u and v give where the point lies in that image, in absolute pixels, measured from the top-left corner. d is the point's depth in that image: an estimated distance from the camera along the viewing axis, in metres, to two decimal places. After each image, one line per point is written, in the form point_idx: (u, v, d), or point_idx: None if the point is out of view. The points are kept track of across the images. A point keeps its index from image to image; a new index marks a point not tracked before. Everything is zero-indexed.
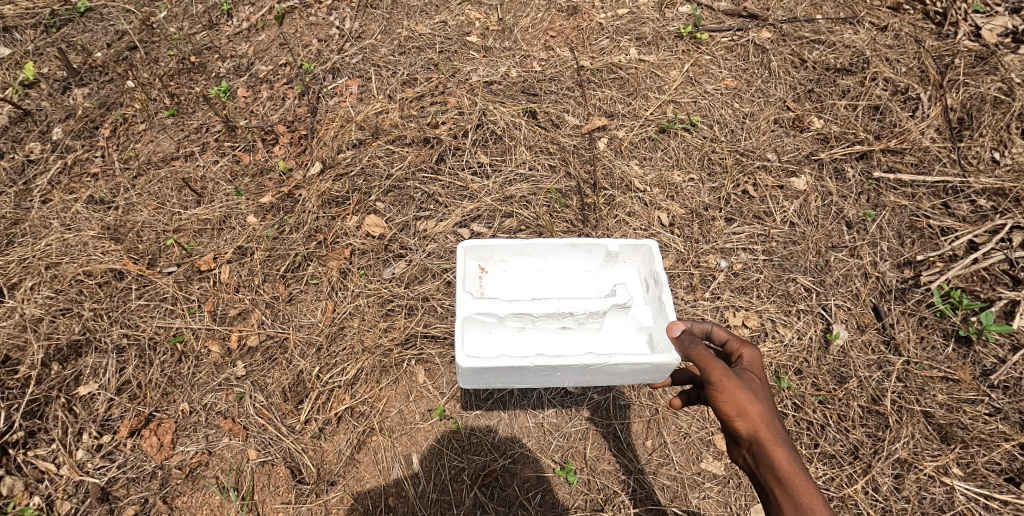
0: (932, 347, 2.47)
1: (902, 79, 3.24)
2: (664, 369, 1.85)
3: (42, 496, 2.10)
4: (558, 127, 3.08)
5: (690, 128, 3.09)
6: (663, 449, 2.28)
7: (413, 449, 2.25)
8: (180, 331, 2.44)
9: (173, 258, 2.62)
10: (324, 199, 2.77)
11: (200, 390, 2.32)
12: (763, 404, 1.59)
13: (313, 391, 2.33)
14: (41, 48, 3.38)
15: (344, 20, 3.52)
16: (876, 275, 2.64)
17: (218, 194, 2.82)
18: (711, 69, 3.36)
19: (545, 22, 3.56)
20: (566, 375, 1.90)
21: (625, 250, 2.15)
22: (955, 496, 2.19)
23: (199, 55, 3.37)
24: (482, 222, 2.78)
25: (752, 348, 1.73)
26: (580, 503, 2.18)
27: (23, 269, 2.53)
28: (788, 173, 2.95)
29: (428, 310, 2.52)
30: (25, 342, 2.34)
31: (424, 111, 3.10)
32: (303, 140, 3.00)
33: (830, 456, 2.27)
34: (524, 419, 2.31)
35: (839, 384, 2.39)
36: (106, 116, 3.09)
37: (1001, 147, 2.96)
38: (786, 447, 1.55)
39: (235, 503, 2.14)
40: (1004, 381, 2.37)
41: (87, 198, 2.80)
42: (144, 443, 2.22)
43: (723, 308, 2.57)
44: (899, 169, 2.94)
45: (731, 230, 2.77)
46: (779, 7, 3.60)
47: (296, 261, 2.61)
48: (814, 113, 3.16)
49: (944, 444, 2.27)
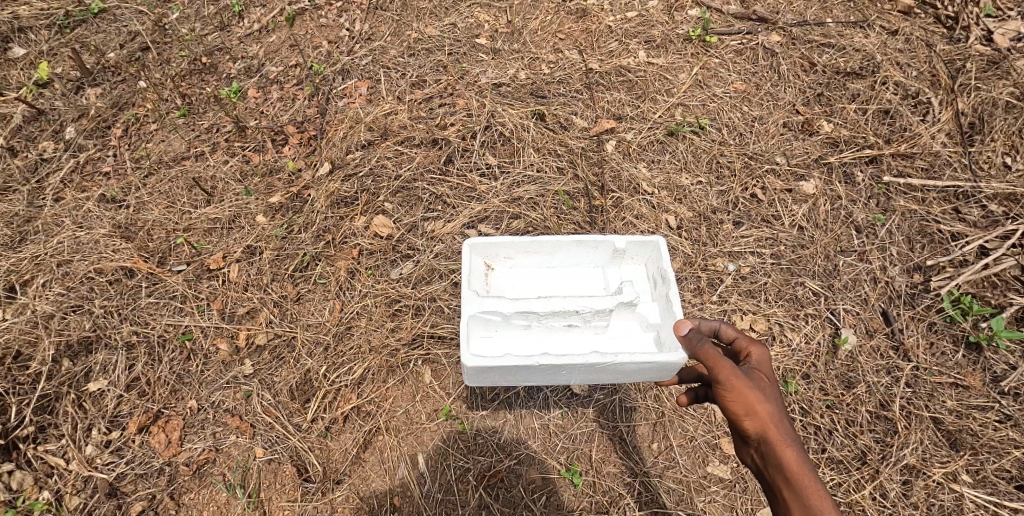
0: (941, 353, 2.46)
1: (913, 83, 3.22)
2: (672, 367, 1.83)
3: (51, 491, 2.12)
4: (567, 130, 3.09)
5: (699, 130, 3.09)
6: (669, 453, 2.28)
7: (418, 449, 2.25)
8: (189, 330, 2.46)
9: (184, 256, 2.65)
10: (334, 199, 2.79)
11: (208, 388, 2.34)
12: (773, 404, 1.57)
13: (320, 390, 2.34)
14: (55, 49, 3.42)
15: (354, 22, 3.54)
16: (884, 280, 2.62)
17: (229, 193, 2.84)
18: (720, 73, 3.35)
19: (555, 24, 3.57)
20: (572, 373, 1.89)
21: (632, 246, 2.13)
22: (965, 503, 2.17)
23: (210, 56, 3.40)
24: (490, 223, 2.78)
25: (761, 347, 1.72)
26: (585, 505, 2.17)
27: (36, 265, 2.57)
28: (797, 177, 2.94)
29: (435, 310, 2.53)
30: (37, 338, 2.38)
31: (433, 112, 3.12)
32: (313, 141, 3.02)
33: (838, 461, 2.26)
34: (530, 420, 2.31)
35: (847, 388, 2.38)
36: (118, 116, 3.12)
37: (1013, 152, 2.92)
38: (796, 448, 1.53)
39: (241, 500, 2.15)
40: (1015, 388, 2.35)
41: (98, 196, 2.83)
42: (153, 439, 2.23)
43: (730, 311, 2.56)
44: (910, 173, 2.93)
45: (739, 234, 2.76)
46: (790, 11, 3.60)
47: (305, 261, 2.63)
48: (824, 117, 3.15)
49: (954, 450, 2.26)
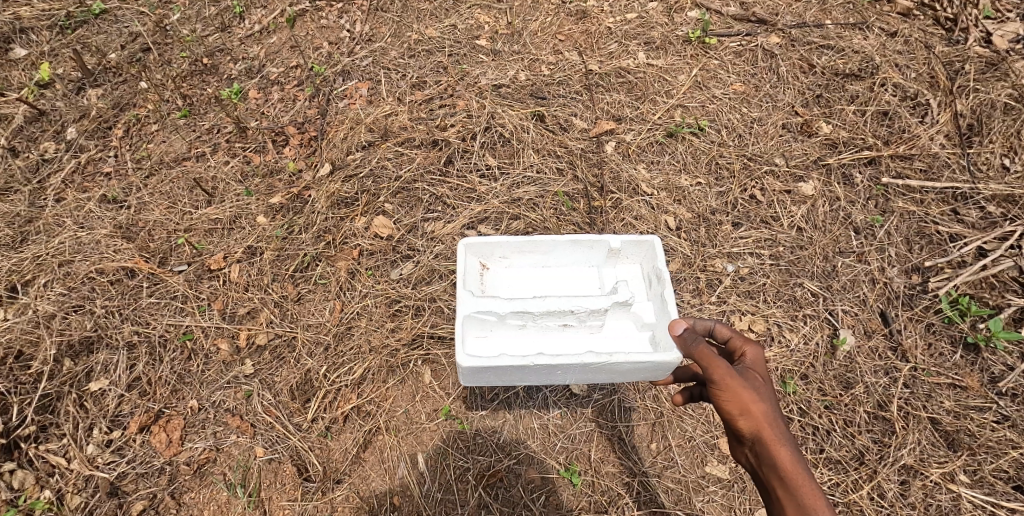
0: (940, 354, 2.46)
1: (912, 85, 3.24)
2: (667, 367, 1.84)
3: (53, 490, 2.13)
4: (566, 131, 3.10)
5: (698, 132, 3.11)
6: (668, 453, 2.29)
7: (418, 449, 2.26)
8: (190, 330, 2.47)
9: (184, 257, 2.66)
10: (334, 200, 2.80)
11: (209, 388, 2.35)
12: (767, 403, 1.58)
13: (320, 390, 2.35)
14: (56, 50, 3.43)
15: (355, 23, 3.55)
16: (883, 281, 2.63)
17: (229, 194, 2.85)
18: (719, 74, 3.36)
19: (555, 25, 3.58)
20: (568, 373, 1.90)
21: (627, 246, 2.14)
22: (962, 503, 2.18)
23: (211, 56, 3.41)
24: (490, 224, 2.79)
25: (756, 347, 1.72)
26: (584, 505, 2.18)
27: (37, 266, 2.58)
28: (796, 179, 2.95)
29: (434, 310, 2.54)
30: (39, 338, 2.39)
31: (433, 114, 3.13)
32: (314, 142, 3.03)
33: (836, 461, 2.27)
34: (530, 420, 2.32)
35: (845, 389, 2.39)
36: (120, 117, 3.13)
37: (1011, 153, 2.93)
38: (790, 448, 1.54)
39: (241, 500, 2.16)
40: (1013, 389, 2.35)
41: (99, 197, 2.84)
42: (154, 438, 2.25)
43: (729, 311, 2.57)
44: (908, 175, 2.93)
45: (738, 235, 2.77)
46: (789, 13, 3.61)
47: (305, 261, 2.64)
48: (823, 118, 3.16)
49: (951, 450, 2.27)
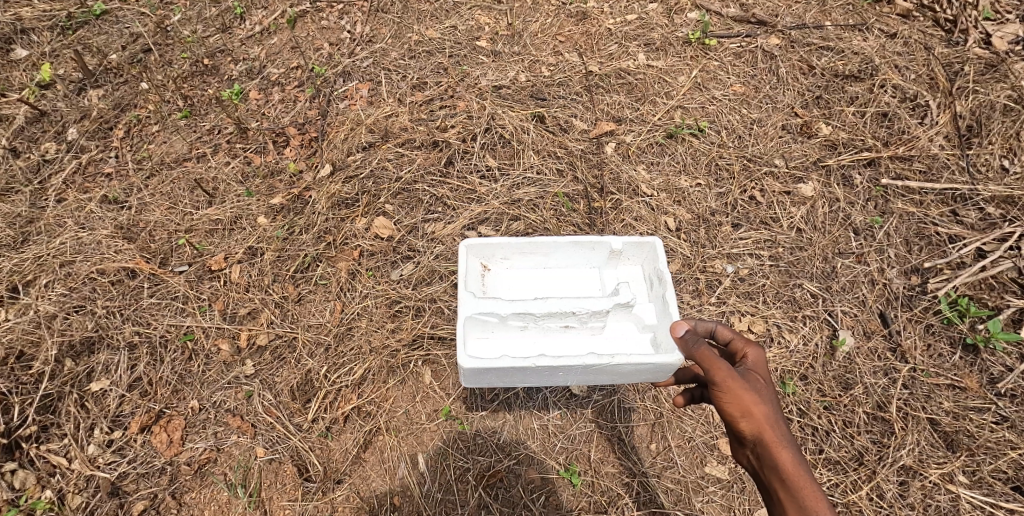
0: (939, 355, 2.47)
1: (911, 86, 3.24)
2: (668, 368, 1.85)
3: (54, 490, 2.14)
4: (566, 132, 3.10)
5: (698, 133, 3.11)
6: (667, 453, 2.29)
7: (418, 449, 2.27)
8: (190, 330, 2.47)
9: (185, 257, 2.66)
10: (335, 201, 2.80)
11: (210, 388, 2.36)
12: (768, 405, 1.59)
13: (320, 391, 2.36)
14: (57, 50, 3.44)
15: (355, 24, 3.56)
16: (882, 282, 2.64)
17: (230, 194, 2.86)
18: (719, 75, 3.37)
19: (555, 27, 3.59)
20: (569, 375, 1.90)
21: (629, 247, 2.15)
22: (961, 504, 2.18)
23: (212, 57, 3.42)
24: (490, 225, 2.80)
25: (757, 348, 1.73)
26: (584, 505, 2.19)
27: (39, 266, 2.59)
28: (796, 180, 2.96)
29: (435, 311, 2.54)
30: (40, 338, 2.40)
31: (433, 115, 3.13)
32: (314, 142, 3.04)
33: (835, 462, 2.27)
34: (530, 420, 2.33)
35: (844, 390, 2.40)
36: (121, 117, 3.14)
37: (1011, 155, 2.94)
38: (791, 450, 1.55)
39: (242, 500, 2.16)
40: (1012, 390, 2.36)
41: (101, 198, 2.84)
42: (155, 438, 2.25)
43: (729, 312, 2.57)
44: (908, 176, 2.94)
45: (738, 236, 2.78)
46: (789, 14, 3.62)
47: (306, 262, 2.64)
48: (822, 119, 3.17)
49: (950, 451, 2.27)
